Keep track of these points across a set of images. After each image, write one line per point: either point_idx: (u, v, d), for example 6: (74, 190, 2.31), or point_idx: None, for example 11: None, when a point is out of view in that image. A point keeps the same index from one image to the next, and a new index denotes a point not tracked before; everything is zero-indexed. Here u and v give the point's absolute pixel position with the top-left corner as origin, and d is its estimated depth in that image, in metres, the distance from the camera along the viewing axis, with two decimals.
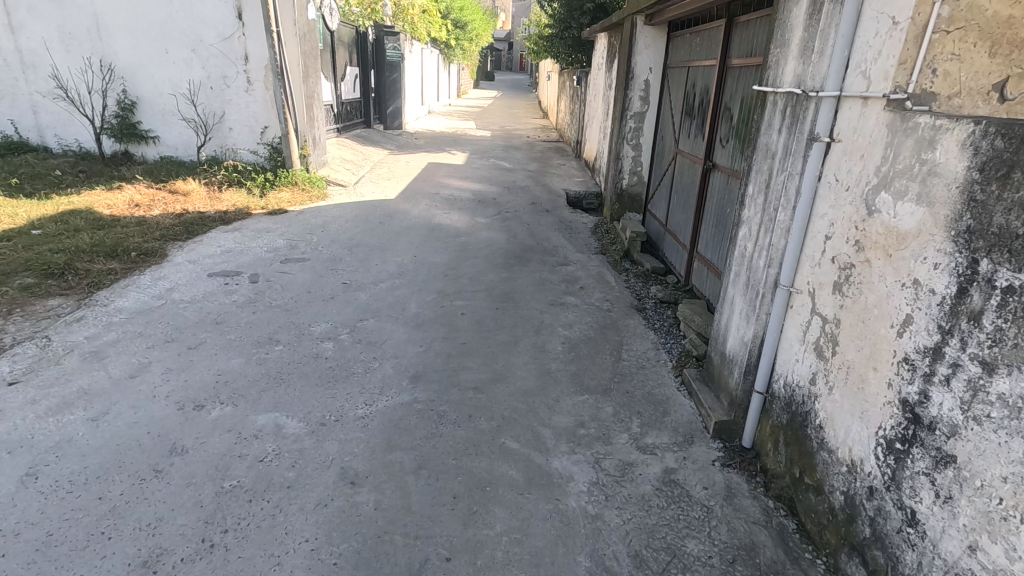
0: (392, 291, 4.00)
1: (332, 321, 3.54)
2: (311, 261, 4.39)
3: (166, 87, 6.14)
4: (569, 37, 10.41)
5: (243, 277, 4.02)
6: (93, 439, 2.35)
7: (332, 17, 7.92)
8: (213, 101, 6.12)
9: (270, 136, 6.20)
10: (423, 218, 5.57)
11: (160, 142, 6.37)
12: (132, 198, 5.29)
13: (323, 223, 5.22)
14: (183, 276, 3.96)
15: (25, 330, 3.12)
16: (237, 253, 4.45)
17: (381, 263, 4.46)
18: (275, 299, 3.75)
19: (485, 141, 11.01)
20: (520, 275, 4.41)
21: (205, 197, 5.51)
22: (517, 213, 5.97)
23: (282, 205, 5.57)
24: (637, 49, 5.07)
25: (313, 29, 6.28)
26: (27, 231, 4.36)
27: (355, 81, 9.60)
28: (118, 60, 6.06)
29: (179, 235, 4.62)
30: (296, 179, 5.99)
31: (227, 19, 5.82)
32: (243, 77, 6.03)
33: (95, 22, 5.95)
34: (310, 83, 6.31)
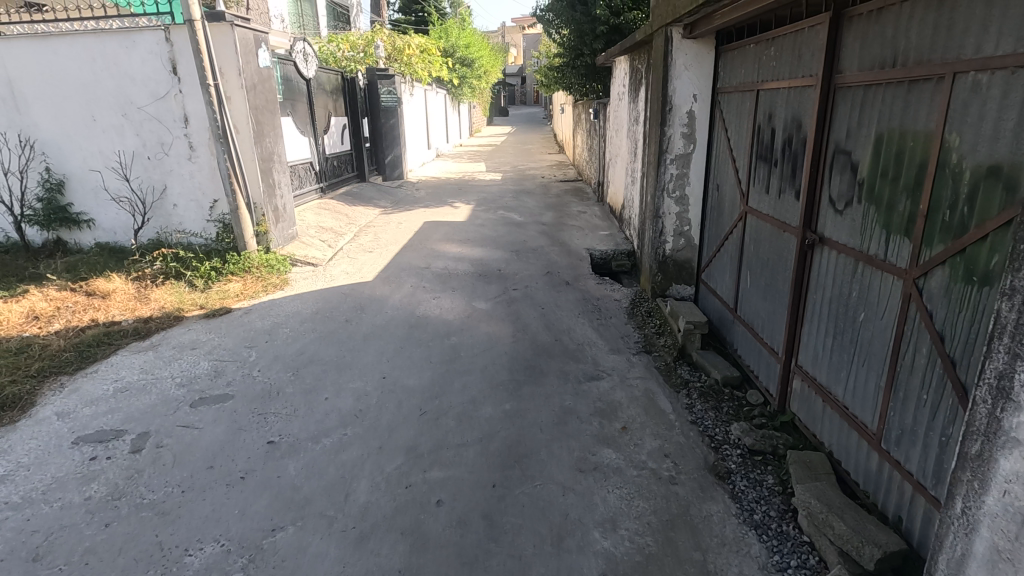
0: (337, 454, 2.63)
1: (224, 534, 2.18)
2: (233, 400, 3.10)
3: (96, 161, 5.07)
4: (581, 65, 9.21)
5: (123, 443, 2.74)
6: None
7: (306, 63, 6.89)
8: (152, 174, 5.03)
9: (220, 212, 5.06)
10: (404, 308, 4.25)
11: (95, 227, 5.33)
12: (33, 306, 4.20)
13: (270, 327, 3.95)
14: (34, 448, 2.70)
15: None
16: (135, 393, 3.18)
17: (332, 396, 3.11)
18: (151, 490, 2.42)
19: (494, 186, 9.81)
20: (531, 403, 3.00)
21: (130, 298, 4.38)
22: (527, 289, 4.60)
23: (225, 302, 4.37)
24: (674, 72, 3.74)
25: (268, 78, 5.14)
26: None
27: (343, 131, 8.56)
28: (38, 132, 5.04)
29: (66, 366, 3.43)
30: (250, 265, 4.84)
31: (160, 76, 4.74)
32: (183, 142, 4.91)
33: (10, 89, 4.95)
34: (268, 144, 5.16)
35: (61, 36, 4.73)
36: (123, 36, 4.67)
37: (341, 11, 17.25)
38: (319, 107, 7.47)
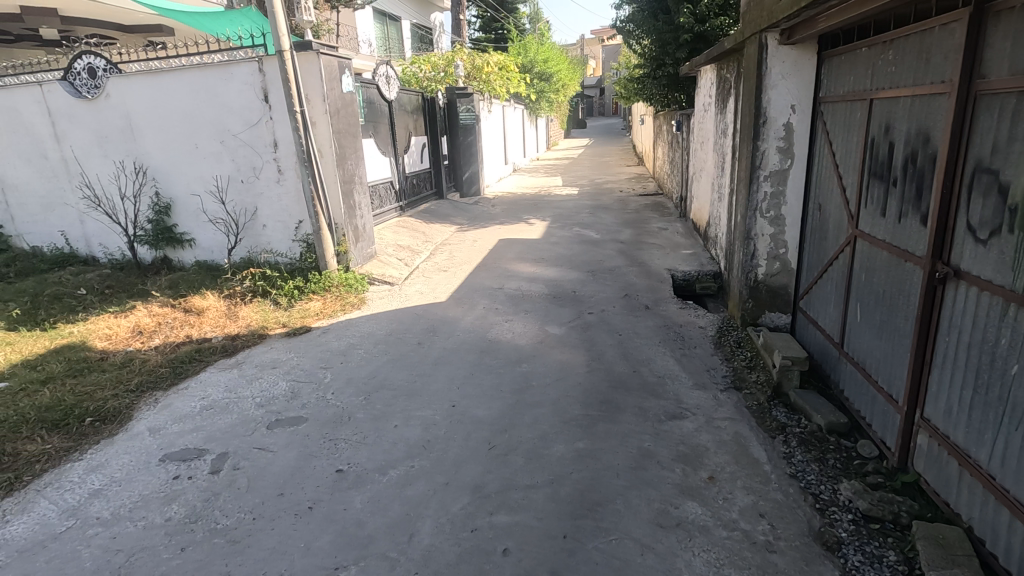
0: (402, 489, 2.54)
1: (289, 569, 2.13)
2: (307, 423, 3.12)
3: (196, 185, 5.46)
4: (662, 76, 8.88)
5: (204, 462, 2.83)
6: None
7: (389, 85, 7.10)
8: (245, 197, 5.33)
9: (304, 232, 5.27)
10: (476, 331, 4.18)
11: (196, 246, 5.73)
12: (138, 322, 4.55)
13: (345, 349, 4.00)
14: (126, 464, 2.84)
15: None
16: (218, 412, 3.29)
17: (400, 425, 3.05)
18: (224, 515, 2.45)
19: (570, 201, 9.65)
20: (606, 444, 2.78)
21: (221, 315, 4.63)
22: (603, 313, 4.38)
23: (306, 321, 4.50)
24: (769, 82, 3.41)
25: (351, 103, 5.31)
26: None
27: (422, 150, 8.75)
28: (149, 160, 5.50)
29: (161, 382, 3.64)
30: (331, 284, 4.99)
31: (253, 105, 5.01)
32: (273, 166, 5.16)
33: (127, 121, 5.44)
34: (350, 166, 5.32)
35: (170, 71, 5.12)
36: (223, 69, 4.98)
37: (424, 33, 17.91)
38: (399, 127, 7.66)
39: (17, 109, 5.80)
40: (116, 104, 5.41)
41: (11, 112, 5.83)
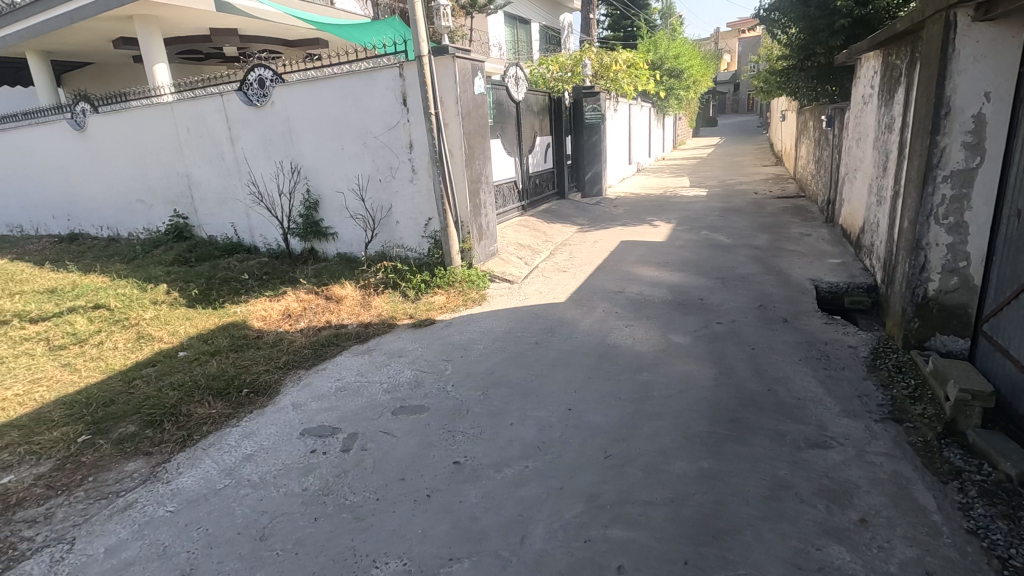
0: (516, 489, 2.53)
1: (407, 553, 2.20)
2: (428, 413, 3.24)
3: (341, 183, 5.95)
4: (811, 67, 8.08)
5: (337, 440, 3.05)
6: None
7: (517, 87, 7.21)
8: (382, 195, 5.71)
9: (433, 229, 5.53)
10: (595, 334, 4.08)
11: (338, 239, 6.27)
12: (288, 306, 5.06)
13: (465, 343, 4.11)
14: (273, 434, 3.15)
15: (67, 522, 2.55)
16: (350, 394, 3.54)
17: (516, 423, 3.06)
18: (352, 492, 2.61)
19: (698, 203, 9.15)
20: (735, 467, 2.55)
21: (356, 303, 5.01)
22: (733, 324, 4.06)
23: (430, 314, 4.71)
24: (957, 66, 2.92)
25: (482, 104, 5.45)
26: (174, 353, 4.31)
27: (546, 150, 8.79)
28: (303, 160, 6.10)
29: (304, 361, 4.01)
30: (454, 279, 5.17)
31: (393, 108, 5.34)
32: (407, 166, 5.47)
33: (287, 126, 6.07)
34: (477, 166, 5.47)
35: (324, 80, 5.62)
36: (368, 76, 5.37)
37: (552, 34, 18.02)
38: (525, 128, 7.76)
39: (203, 116, 6.74)
40: (278, 111, 6.07)
41: (198, 120, 6.78)
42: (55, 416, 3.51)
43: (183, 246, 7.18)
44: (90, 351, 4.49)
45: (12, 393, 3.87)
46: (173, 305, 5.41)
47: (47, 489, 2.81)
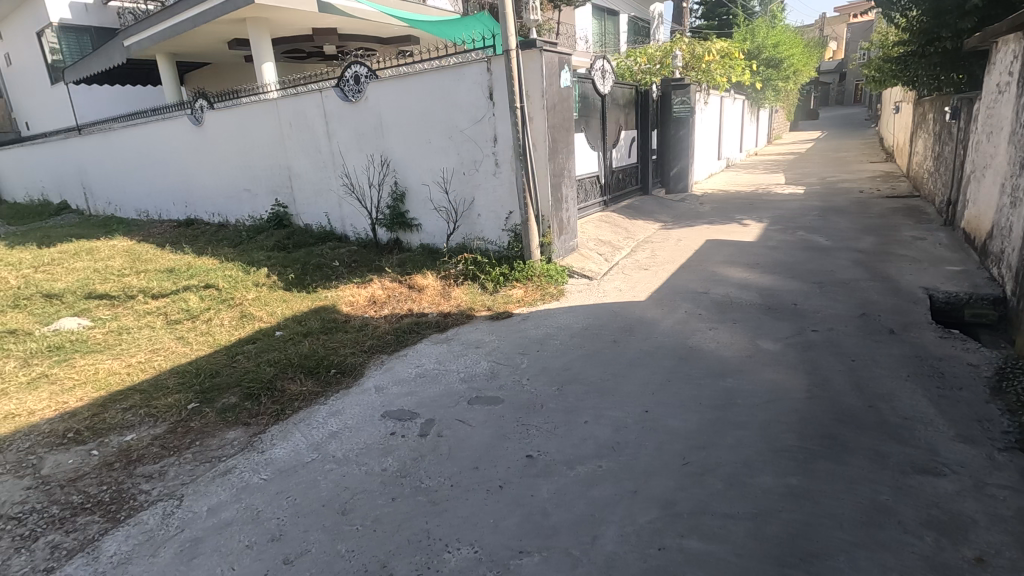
0: (589, 488, 2.50)
1: (478, 541, 2.24)
2: (503, 405, 3.27)
3: (427, 176, 6.13)
4: (935, 53, 7.30)
5: (416, 424, 3.15)
6: None
7: (604, 80, 7.07)
8: (465, 188, 5.82)
9: (513, 222, 5.57)
10: (676, 335, 3.94)
11: (421, 230, 6.48)
12: (374, 293, 5.30)
13: (541, 338, 4.11)
14: (357, 413, 3.32)
15: (177, 480, 2.82)
16: (429, 381, 3.64)
17: (590, 422, 3.01)
18: (427, 476, 2.69)
19: (794, 201, 8.57)
20: (827, 487, 2.37)
21: (436, 293, 5.15)
22: (831, 332, 3.77)
23: (508, 307, 4.75)
24: None
25: (567, 98, 5.40)
26: (271, 332, 4.64)
27: (631, 144, 8.57)
28: (392, 153, 6.34)
29: (386, 346, 4.18)
30: (533, 273, 5.18)
31: (479, 103, 5.40)
32: (491, 159, 5.53)
33: (378, 120, 6.34)
34: (560, 160, 5.43)
35: (414, 75, 5.80)
36: (456, 71, 5.47)
37: (642, 25, 17.54)
38: (610, 121, 7.61)
39: (303, 111, 7.17)
40: (371, 106, 6.34)
41: (299, 115, 7.23)
42: (170, 383, 3.89)
43: (282, 233, 7.72)
44: (200, 326, 4.94)
45: (136, 360, 4.33)
46: (271, 287, 5.83)
47: (161, 448, 3.13)
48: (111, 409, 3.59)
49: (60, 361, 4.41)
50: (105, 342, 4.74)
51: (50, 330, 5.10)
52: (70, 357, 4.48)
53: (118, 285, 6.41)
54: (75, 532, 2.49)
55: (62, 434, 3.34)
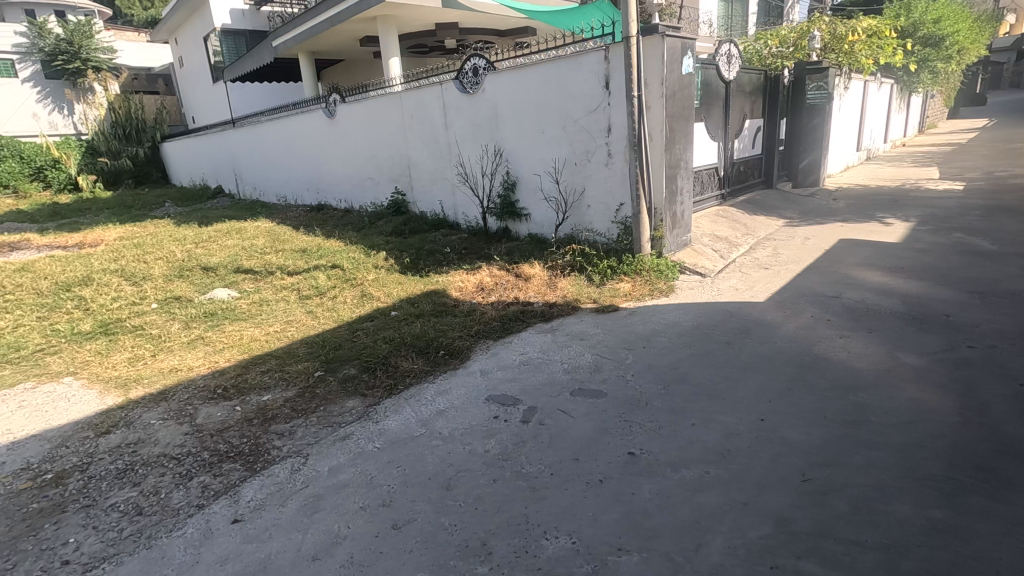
0: (695, 494, 2.39)
1: (577, 533, 2.23)
2: (606, 399, 3.22)
3: (538, 166, 6.18)
4: None
5: (518, 411, 3.20)
6: None
7: (731, 65, 6.65)
8: (576, 178, 5.78)
9: (624, 215, 5.44)
10: (799, 341, 3.63)
11: (530, 220, 6.55)
12: (482, 279, 5.45)
13: (648, 334, 3.99)
14: (463, 394, 3.44)
15: (304, 440, 3.11)
16: (532, 369, 3.68)
17: (698, 425, 2.88)
18: (528, 462, 2.72)
19: (949, 199, 7.52)
20: (981, 526, 2.06)
21: (543, 283, 5.18)
22: (992, 350, 3.27)
23: (615, 300, 4.66)
24: None
25: (688, 85, 5.15)
26: (387, 312, 4.94)
27: (756, 134, 8.01)
28: (506, 144, 6.46)
29: (493, 332, 4.29)
30: (642, 267, 5.03)
31: (595, 92, 5.31)
32: (604, 150, 5.43)
33: (494, 111, 6.48)
34: (678, 151, 5.21)
35: (531, 65, 5.83)
36: (573, 60, 5.42)
37: (774, 6, 16.24)
38: (734, 110, 7.15)
39: (424, 104, 7.51)
40: (488, 97, 6.49)
41: (420, 107, 7.58)
42: (300, 352, 4.29)
43: (400, 219, 8.18)
44: (327, 302, 5.39)
45: (272, 329, 4.83)
46: (389, 270, 6.21)
47: (291, 410, 3.46)
48: (252, 371, 4.04)
49: (213, 326, 5.04)
50: (249, 312, 5.34)
51: (206, 298, 5.84)
52: (221, 323, 5.10)
53: (260, 262, 7.17)
54: (221, 476, 2.84)
55: (213, 389, 3.82)
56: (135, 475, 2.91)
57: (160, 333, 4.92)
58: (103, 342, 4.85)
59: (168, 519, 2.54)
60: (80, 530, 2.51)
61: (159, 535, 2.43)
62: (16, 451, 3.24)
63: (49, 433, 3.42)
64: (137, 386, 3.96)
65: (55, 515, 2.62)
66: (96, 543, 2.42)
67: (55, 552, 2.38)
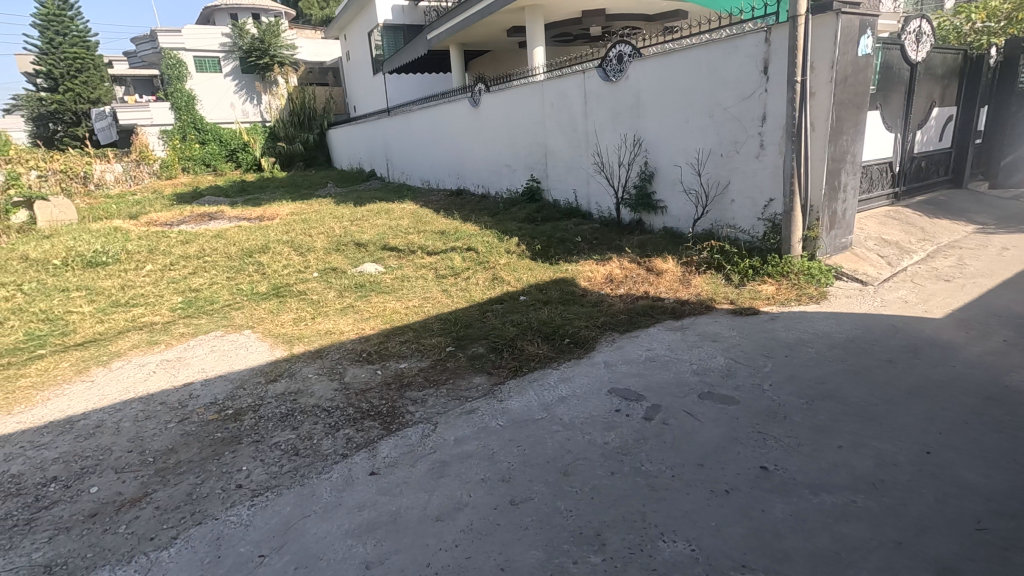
0: (836, 522, 2.16)
1: (697, 540, 2.14)
2: (738, 407, 3.03)
3: (680, 156, 5.92)
4: None
5: (641, 407, 3.13)
6: None
7: (920, 45, 5.79)
8: (720, 170, 5.45)
9: (773, 211, 5.02)
10: (984, 369, 3.10)
11: (667, 213, 6.32)
12: (611, 271, 5.38)
13: (791, 342, 3.66)
14: (585, 384, 3.44)
15: (434, 409, 3.33)
16: (659, 367, 3.57)
17: (845, 448, 2.59)
18: (649, 461, 2.66)
19: None
20: None
21: (675, 279, 4.98)
22: None
23: (755, 303, 4.34)
24: None
25: (865, 68, 4.57)
26: (516, 296, 5.08)
27: (945, 124, 6.90)
28: (647, 133, 6.27)
29: (619, 325, 4.22)
30: (790, 269, 4.62)
31: (751, 77, 4.93)
32: (755, 140, 5.04)
33: (636, 99, 6.31)
34: (844, 143, 4.66)
35: (681, 51, 5.57)
36: (728, 43, 5.07)
37: None
38: (919, 97, 6.23)
39: (565, 92, 7.53)
40: (632, 85, 6.32)
41: (561, 95, 7.61)
42: (434, 327, 4.58)
43: (533, 207, 8.32)
44: (461, 282, 5.68)
45: (411, 304, 5.21)
46: (520, 256, 6.36)
47: (424, 379, 3.73)
48: (392, 340, 4.40)
49: (362, 296, 5.56)
50: (392, 286, 5.80)
51: (358, 270, 6.47)
52: (368, 294, 5.61)
53: (405, 241, 7.74)
54: (363, 432, 3.14)
55: (359, 353, 4.23)
56: (294, 420, 3.34)
57: (319, 299, 5.54)
58: (274, 303, 5.58)
59: (318, 462, 2.88)
60: (251, 460, 2.94)
61: (310, 475, 2.77)
62: (208, 387, 3.88)
63: (232, 375, 4.04)
64: (299, 343, 4.53)
65: (233, 445, 3.10)
66: (262, 473, 2.82)
67: (232, 476, 2.82)
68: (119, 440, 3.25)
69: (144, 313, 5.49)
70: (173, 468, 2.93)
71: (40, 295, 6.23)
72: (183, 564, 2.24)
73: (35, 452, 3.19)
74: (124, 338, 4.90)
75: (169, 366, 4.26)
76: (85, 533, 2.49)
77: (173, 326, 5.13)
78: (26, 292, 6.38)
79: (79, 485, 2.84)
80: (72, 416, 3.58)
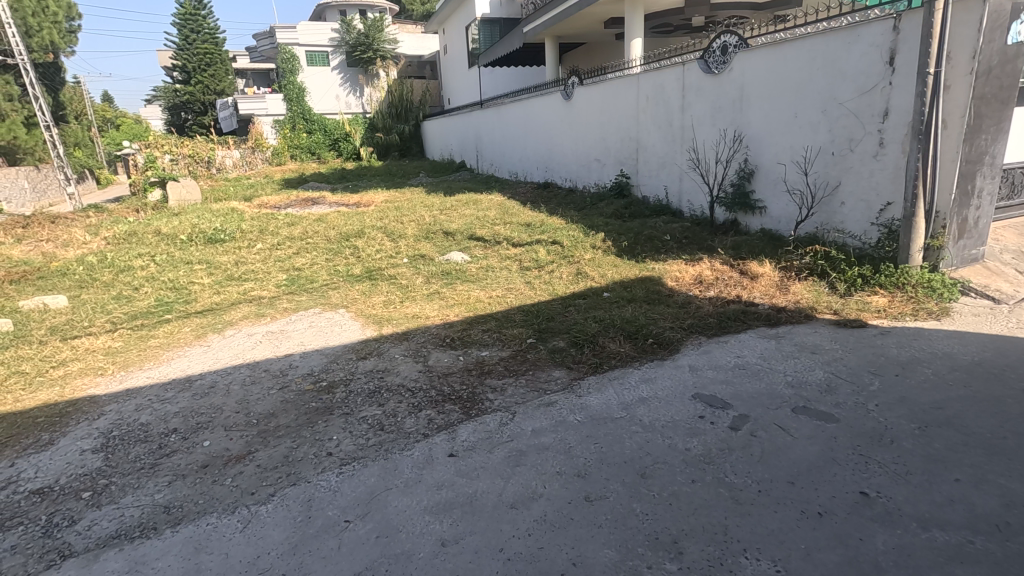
0: (949, 563, 1.95)
1: (783, 562, 2.02)
2: (837, 425, 2.81)
3: (785, 154, 5.56)
4: None
5: (728, 416, 2.98)
6: (425, 567, 2.10)
7: None
8: (831, 170, 5.06)
9: (890, 216, 4.58)
10: None
11: (766, 213, 5.97)
12: (701, 272, 5.17)
13: (905, 361, 3.34)
14: (668, 387, 3.34)
15: (513, 398, 3.37)
16: (749, 375, 3.38)
17: (964, 482, 2.33)
18: (734, 472, 2.53)
19: None
20: None
21: (772, 284, 4.69)
22: None
23: (862, 315, 4.00)
24: None
25: (1015, 58, 4.04)
26: (599, 292, 5.02)
27: None
28: (749, 129, 5.95)
29: (707, 328, 4.05)
30: (906, 281, 4.21)
31: (874, 69, 4.51)
32: (874, 138, 4.61)
33: (740, 93, 6.00)
34: (982, 143, 4.16)
35: (794, 41, 5.21)
36: (850, 32, 4.67)
37: None
38: None
39: (662, 85, 7.30)
40: (736, 77, 6.01)
41: (658, 88, 7.38)
42: (516, 318, 4.63)
43: (622, 202, 8.15)
44: (544, 275, 5.69)
45: (495, 293, 5.30)
46: (605, 251, 6.27)
47: (504, 368, 3.78)
48: (475, 328, 4.50)
49: (447, 283, 5.73)
50: (476, 275, 5.93)
51: (445, 258, 6.66)
52: (454, 282, 5.76)
53: (491, 231, 7.87)
54: (443, 414, 3.24)
55: (443, 338, 4.36)
56: (381, 396, 3.51)
57: (407, 284, 5.77)
58: (367, 285, 5.89)
59: (401, 439, 3.00)
60: (341, 431, 3.13)
61: (394, 451, 2.90)
62: (306, 359, 4.17)
63: (327, 349, 4.31)
64: (388, 324, 4.75)
65: (326, 415, 3.31)
66: (350, 444, 2.99)
67: (323, 444, 3.01)
68: (229, 401, 3.58)
69: (254, 287, 5.99)
70: (273, 431, 3.18)
71: (170, 266, 6.98)
72: (279, 519, 2.43)
73: (160, 405, 3.59)
74: (236, 309, 5.37)
75: (273, 337, 4.62)
76: (198, 482, 2.77)
77: (278, 300, 5.56)
78: (158, 262, 7.16)
79: (194, 438, 3.16)
80: (191, 375, 4.00)
